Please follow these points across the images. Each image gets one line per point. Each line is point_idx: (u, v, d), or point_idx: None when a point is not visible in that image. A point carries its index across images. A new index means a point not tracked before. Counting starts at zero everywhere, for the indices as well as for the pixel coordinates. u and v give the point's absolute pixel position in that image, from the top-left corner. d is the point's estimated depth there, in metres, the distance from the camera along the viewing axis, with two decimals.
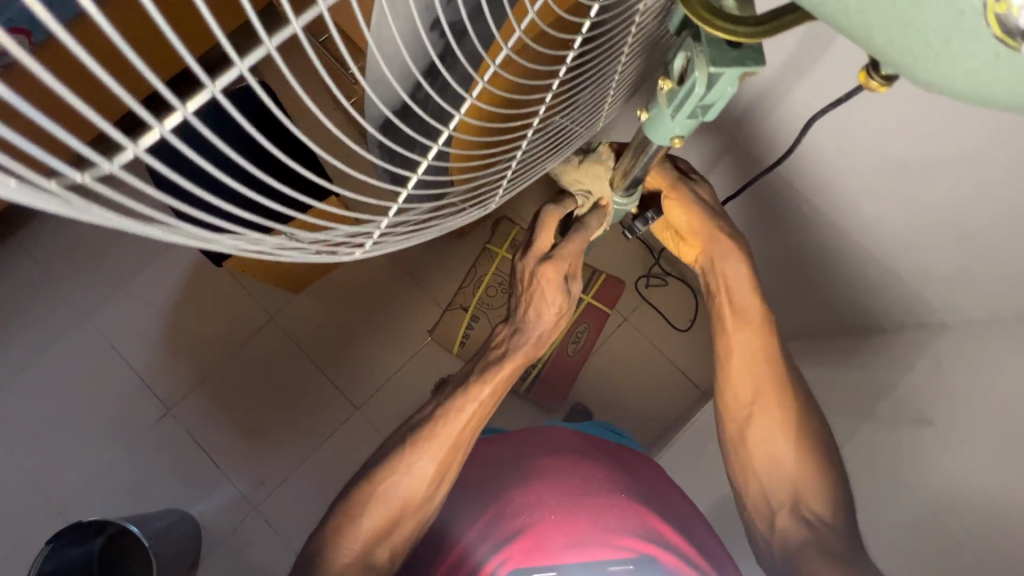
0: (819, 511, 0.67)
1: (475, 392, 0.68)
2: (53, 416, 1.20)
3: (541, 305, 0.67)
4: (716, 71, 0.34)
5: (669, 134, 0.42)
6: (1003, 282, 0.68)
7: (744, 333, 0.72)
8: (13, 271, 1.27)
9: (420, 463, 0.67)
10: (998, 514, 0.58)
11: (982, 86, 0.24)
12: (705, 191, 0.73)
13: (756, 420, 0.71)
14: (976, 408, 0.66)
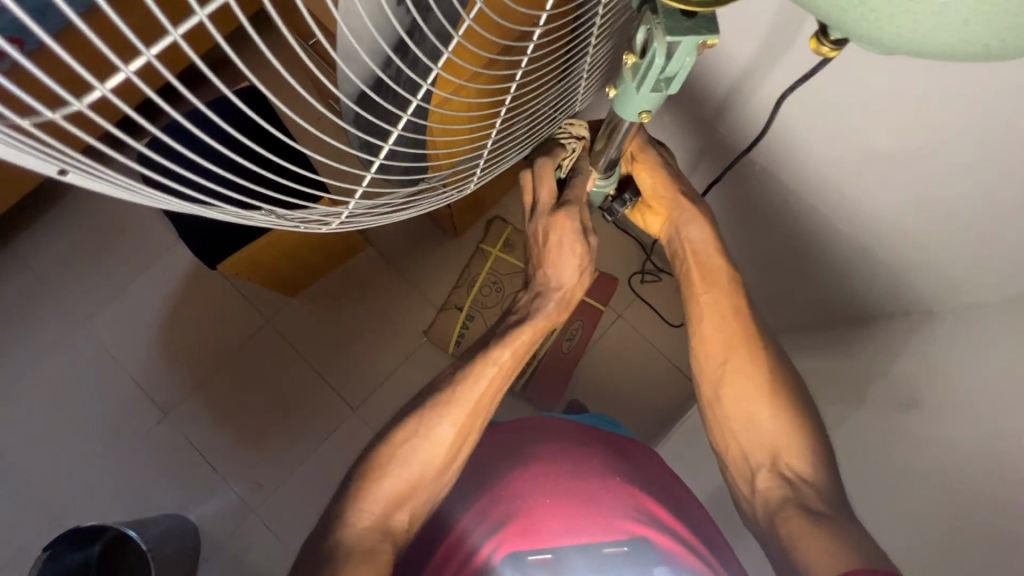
0: (802, 471, 0.67)
1: (496, 355, 0.69)
2: (49, 423, 1.20)
3: (562, 261, 0.67)
4: (674, 42, 0.35)
5: (637, 110, 0.43)
6: (983, 264, 0.70)
7: (715, 295, 0.74)
8: (8, 279, 1.27)
9: (439, 431, 0.68)
10: (982, 489, 0.59)
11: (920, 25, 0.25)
12: (669, 162, 0.75)
13: (730, 379, 0.72)
14: (961, 388, 0.68)
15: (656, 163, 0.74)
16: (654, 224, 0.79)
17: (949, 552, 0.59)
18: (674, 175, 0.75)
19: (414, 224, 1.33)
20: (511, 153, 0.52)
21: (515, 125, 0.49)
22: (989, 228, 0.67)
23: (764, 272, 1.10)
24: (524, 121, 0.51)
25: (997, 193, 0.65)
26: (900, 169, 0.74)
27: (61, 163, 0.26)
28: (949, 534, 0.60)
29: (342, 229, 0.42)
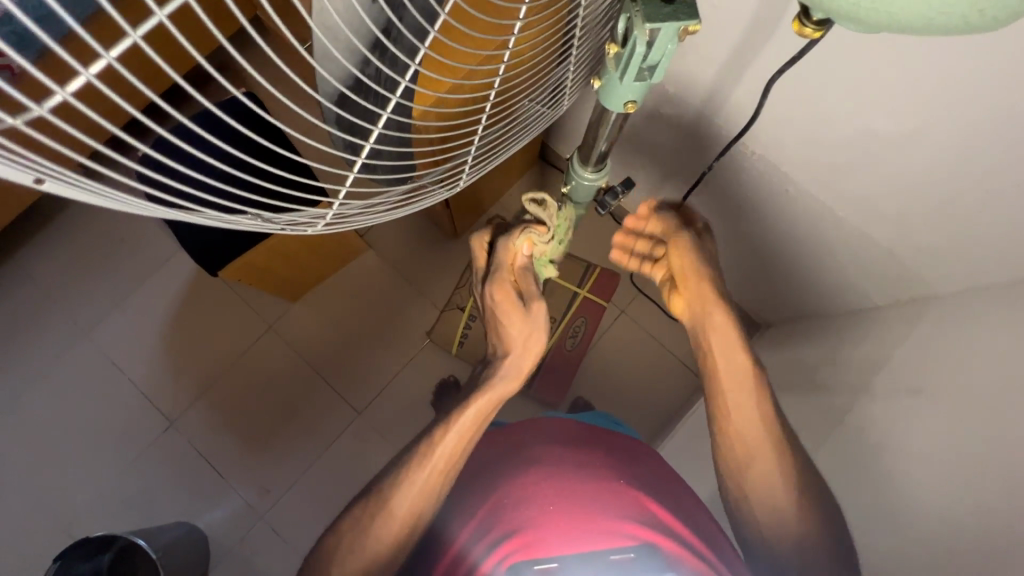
0: (795, 521, 0.68)
1: (455, 427, 0.70)
2: (57, 434, 1.21)
3: (518, 341, 0.71)
4: (653, 29, 0.35)
5: (622, 99, 0.43)
6: (990, 246, 0.70)
7: (738, 393, 0.73)
8: (12, 292, 1.28)
9: (410, 497, 0.68)
10: (990, 473, 0.58)
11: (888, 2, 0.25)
12: (705, 251, 0.78)
13: (754, 465, 0.71)
14: (967, 372, 0.67)
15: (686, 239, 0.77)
16: (679, 307, 0.80)
17: (959, 538, 0.58)
18: (705, 266, 0.76)
19: (414, 226, 1.33)
20: (501, 152, 0.52)
21: (500, 124, 0.49)
22: (992, 209, 0.67)
23: (764, 264, 1.09)
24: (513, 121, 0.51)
25: (997, 175, 0.64)
26: (894, 156, 0.73)
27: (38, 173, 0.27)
28: (956, 522, 0.59)
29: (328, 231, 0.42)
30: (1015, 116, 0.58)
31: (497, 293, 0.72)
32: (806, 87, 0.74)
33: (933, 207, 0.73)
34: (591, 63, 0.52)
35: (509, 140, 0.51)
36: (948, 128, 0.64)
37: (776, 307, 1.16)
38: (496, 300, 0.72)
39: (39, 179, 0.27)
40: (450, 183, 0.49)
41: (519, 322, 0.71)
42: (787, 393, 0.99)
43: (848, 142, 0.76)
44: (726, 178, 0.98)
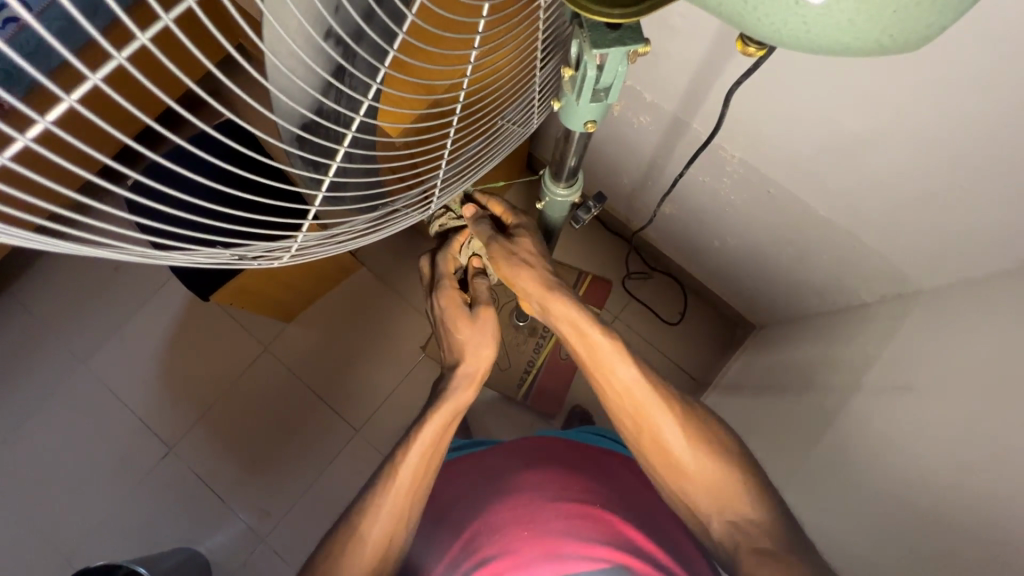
0: (729, 505, 0.63)
1: (420, 439, 0.68)
2: (56, 464, 1.21)
3: (468, 348, 0.73)
4: (602, 54, 0.36)
5: (582, 120, 0.44)
6: (970, 241, 0.71)
7: (605, 370, 0.68)
8: (8, 324, 1.28)
9: (381, 519, 0.64)
10: (980, 467, 0.58)
11: (802, 28, 0.27)
12: (526, 246, 0.73)
13: (648, 434, 0.67)
14: (955, 367, 0.68)
15: (496, 240, 0.72)
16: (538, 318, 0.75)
17: (952, 533, 0.58)
18: (535, 265, 0.72)
19: (404, 242, 1.34)
20: (473, 171, 0.53)
21: (468, 144, 0.50)
22: (970, 204, 0.68)
23: (750, 265, 1.10)
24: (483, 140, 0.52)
25: (973, 171, 0.65)
26: (872, 156, 0.74)
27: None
28: (948, 518, 0.59)
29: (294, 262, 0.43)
30: (982, 111, 0.59)
31: (443, 308, 0.75)
32: (780, 91, 0.75)
33: (912, 205, 0.74)
34: (556, 82, 0.53)
35: (480, 162, 0.53)
36: (921, 127, 0.65)
37: (767, 307, 1.16)
38: (441, 315, 0.75)
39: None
40: (423, 206, 0.50)
41: (466, 329, 0.74)
42: (780, 393, 0.99)
43: (825, 143, 0.77)
44: (709, 183, 0.99)
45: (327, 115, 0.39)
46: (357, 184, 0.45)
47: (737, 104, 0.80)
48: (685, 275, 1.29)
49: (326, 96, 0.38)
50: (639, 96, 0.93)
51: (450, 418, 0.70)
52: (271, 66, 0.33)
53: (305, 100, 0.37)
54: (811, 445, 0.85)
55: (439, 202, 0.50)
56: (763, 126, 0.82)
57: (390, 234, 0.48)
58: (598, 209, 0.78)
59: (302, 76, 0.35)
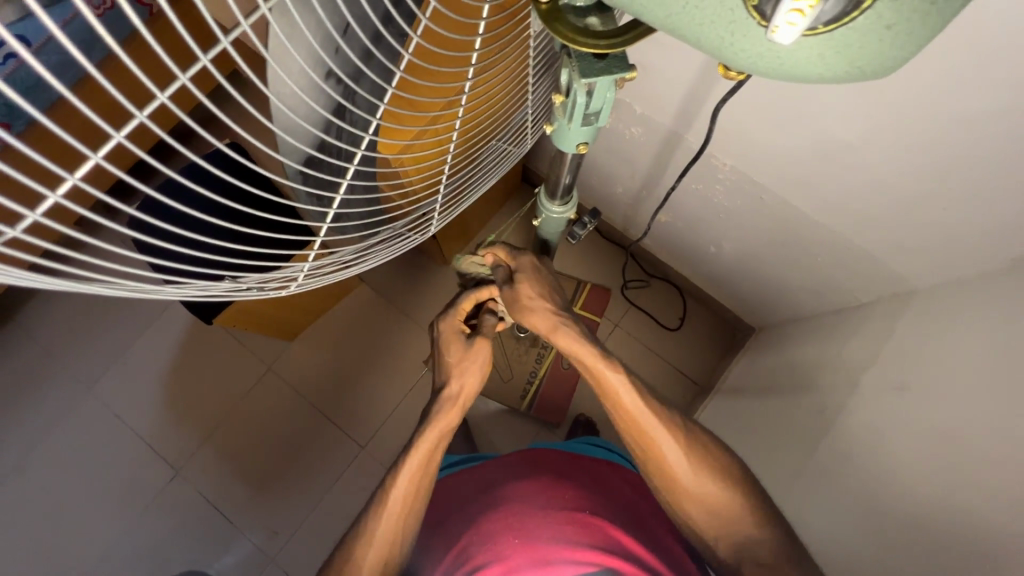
0: (730, 523, 0.65)
1: (412, 454, 0.68)
2: (62, 491, 1.21)
3: (463, 375, 0.73)
4: (590, 82, 0.37)
5: (574, 142, 0.45)
6: (962, 238, 0.72)
7: (615, 401, 0.68)
8: (12, 354, 1.29)
9: (378, 535, 0.65)
10: (979, 460, 0.59)
11: (774, 59, 0.29)
12: (530, 285, 0.71)
13: (657, 463, 0.67)
14: (951, 365, 0.69)
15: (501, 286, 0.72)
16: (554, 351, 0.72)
17: (953, 529, 0.59)
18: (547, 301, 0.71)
19: (404, 258, 1.35)
20: (468, 196, 0.54)
21: (465, 168, 0.52)
22: (959, 202, 0.69)
23: (746, 269, 1.11)
24: (478, 164, 0.53)
25: (961, 168, 0.66)
26: (862, 159, 0.75)
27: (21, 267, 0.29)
28: (949, 513, 0.60)
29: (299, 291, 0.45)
30: (960, 113, 0.61)
31: (441, 332, 0.75)
32: (766, 99, 0.77)
33: (901, 205, 0.76)
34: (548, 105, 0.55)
35: (477, 183, 0.54)
36: (908, 128, 0.67)
37: (766, 310, 1.17)
38: (437, 337, 0.76)
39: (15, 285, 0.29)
40: (422, 230, 0.51)
41: (464, 359, 0.74)
42: (781, 395, 1.00)
43: (814, 147, 0.78)
44: (702, 190, 1.00)
45: (327, 151, 0.41)
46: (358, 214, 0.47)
47: (730, 113, 0.82)
48: (684, 281, 1.30)
49: (327, 133, 0.39)
50: (631, 107, 0.95)
51: (443, 432, 0.71)
52: (275, 108, 0.35)
53: (308, 138, 0.39)
54: (814, 446, 0.85)
55: (439, 224, 0.51)
56: (751, 133, 0.83)
57: (390, 257, 0.49)
58: (592, 224, 0.80)
59: (305, 117, 0.37)
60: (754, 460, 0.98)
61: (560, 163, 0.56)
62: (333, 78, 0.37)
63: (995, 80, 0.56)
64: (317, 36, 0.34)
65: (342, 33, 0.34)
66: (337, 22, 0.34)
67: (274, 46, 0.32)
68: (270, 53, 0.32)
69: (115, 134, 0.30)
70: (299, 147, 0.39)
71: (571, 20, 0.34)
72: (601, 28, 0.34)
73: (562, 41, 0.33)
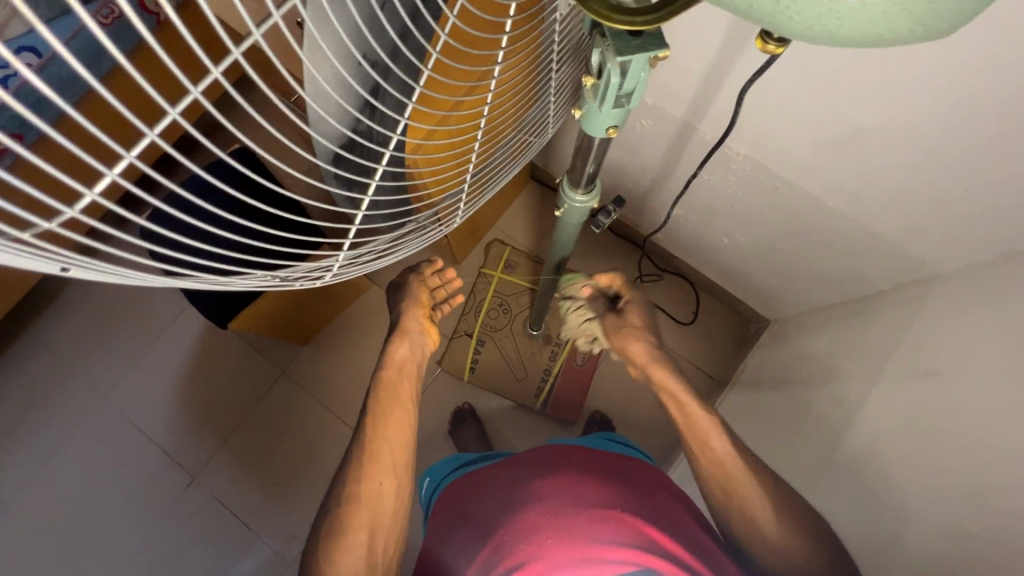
0: (768, 526, 0.69)
1: (380, 432, 0.74)
2: (79, 500, 1.22)
3: (405, 320, 0.79)
4: (624, 61, 0.36)
5: (603, 126, 0.45)
6: (982, 221, 0.72)
7: (701, 439, 0.75)
8: (25, 365, 1.30)
9: (364, 499, 0.71)
10: (1007, 442, 0.58)
11: (834, 24, 0.28)
12: (635, 317, 0.85)
13: (738, 502, 0.71)
14: (975, 348, 0.68)
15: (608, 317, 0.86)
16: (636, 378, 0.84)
17: (985, 513, 0.58)
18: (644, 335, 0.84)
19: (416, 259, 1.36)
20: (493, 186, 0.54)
21: (489, 157, 0.52)
22: (980, 183, 0.68)
23: (760, 260, 1.10)
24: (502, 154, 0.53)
25: (980, 149, 0.65)
26: (879, 145, 0.74)
27: (62, 262, 0.29)
28: (979, 496, 0.59)
29: (337, 280, 0.44)
30: (973, 94, 0.61)
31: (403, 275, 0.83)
32: (777, 87, 0.76)
33: (918, 190, 0.75)
34: (572, 87, 0.55)
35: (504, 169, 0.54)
36: (927, 109, 0.66)
37: (782, 301, 1.16)
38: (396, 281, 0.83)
39: (64, 269, 0.29)
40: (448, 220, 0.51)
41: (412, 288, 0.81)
42: (801, 386, 0.99)
43: (828, 135, 0.78)
44: (716, 181, 0.99)
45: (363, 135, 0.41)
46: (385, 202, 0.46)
47: (744, 102, 0.81)
48: (697, 274, 1.29)
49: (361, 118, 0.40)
50: (642, 100, 0.94)
51: (399, 376, 0.78)
52: (311, 88, 0.35)
53: (343, 121, 0.39)
54: (837, 436, 0.84)
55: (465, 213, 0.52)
56: (766, 122, 0.83)
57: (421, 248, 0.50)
58: (616, 212, 0.80)
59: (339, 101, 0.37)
60: (774, 453, 0.97)
61: (584, 149, 0.56)
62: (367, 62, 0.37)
63: (1009, 57, 0.56)
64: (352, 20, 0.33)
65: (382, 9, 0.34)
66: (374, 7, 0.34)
67: (309, 42, 0.32)
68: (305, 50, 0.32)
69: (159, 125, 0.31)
70: (335, 130, 0.39)
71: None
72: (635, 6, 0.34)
73: (600, 21, 0.33)
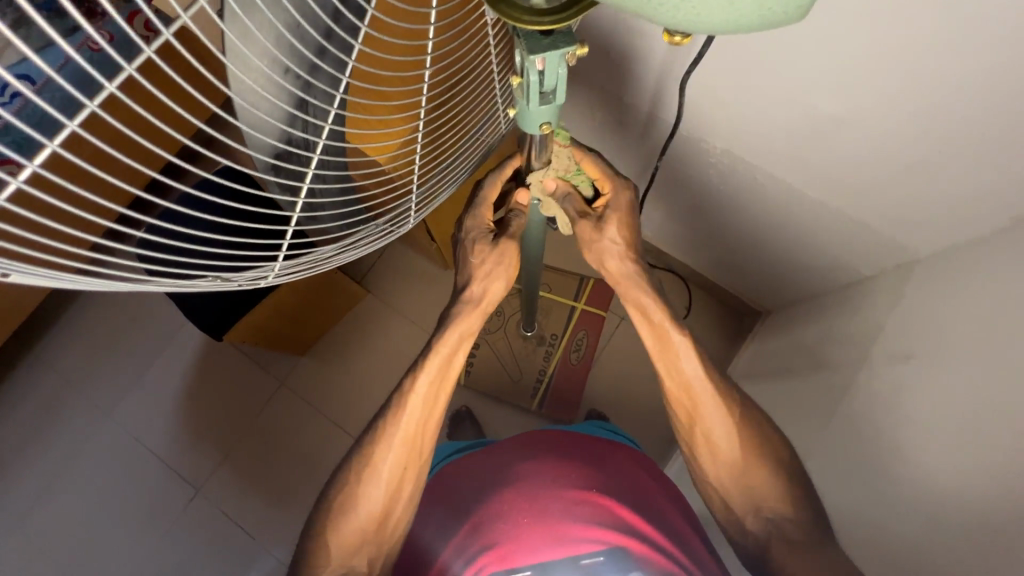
0: (747, 466, 0.67)
1: (411, 404, 0.64)
2: (87, 518, 1.24)
3: (486, 292, 0.66)
4: (538, 58, 0.38)
5: (537, 123, 0.45)
6: (956, 203, 0.72)
7: (668, 361, 0.68)
8: (31, 386, 1.32)
9: (381, 467, 0.65)
10: (986, 420, 0.59)
11: (693, 16, 0.30)
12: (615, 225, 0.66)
13: (701, 435, 0.68)
14: (953, 329, 0.69)
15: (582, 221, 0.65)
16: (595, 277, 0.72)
17: (967, 492, 0.58)
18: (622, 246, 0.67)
19: (410, 265, 1.38)
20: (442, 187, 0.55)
21: (437, 158, 0.53)
22: (950, 165, 0.69)
23: (745, 253, 1.11)
24: (454, 153, 0.54)
25: (948, 131, 0.66)
26: (849, 134, 0.75)
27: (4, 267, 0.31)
28: (958, 475, 0.60)
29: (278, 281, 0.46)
30: (936, 79, 0.62)
31: (467, 231, 0.66)
32: (745, 80, 0.77)
33: (891, 176, 0.76)
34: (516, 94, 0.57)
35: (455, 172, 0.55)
36: (892, 95, 0.67)
37: (771, 293, 1.16)
38: (462, 235, 0.66)
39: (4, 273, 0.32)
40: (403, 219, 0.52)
41: (485, 249, 0.65)
42: (790, 377, 0.99)
43: (797, 125, 0.79)
44: (697, 176, 1.01)
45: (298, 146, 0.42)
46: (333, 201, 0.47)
47: (718, 97, 0.82)
48: (688, 270, 1.30)
49: (291, 126, 0.39)
50: (618, 102, 0.96)
51: (454, 355, 0.65)
52: (238, 107, 0.36)
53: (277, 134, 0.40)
54: (824, 425, 0.84)
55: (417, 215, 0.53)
56: (738, 116, 0.84)
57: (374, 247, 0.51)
58: None
59: (270, 113, 0.38)
60: None
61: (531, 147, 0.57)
62: (294, 74, 0.38)
63: (965, 39, 0.57)
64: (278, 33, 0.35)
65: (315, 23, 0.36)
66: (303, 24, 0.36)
67: (229, 49, 0.34)
68: (229, 58, 0.34)
69: (71, 125, 0.32)
70: (268, 143, 0.39)
71: (514, 1, 0.36)
72: (545, 5, 0.36)
73: (507, 20, 0.35)
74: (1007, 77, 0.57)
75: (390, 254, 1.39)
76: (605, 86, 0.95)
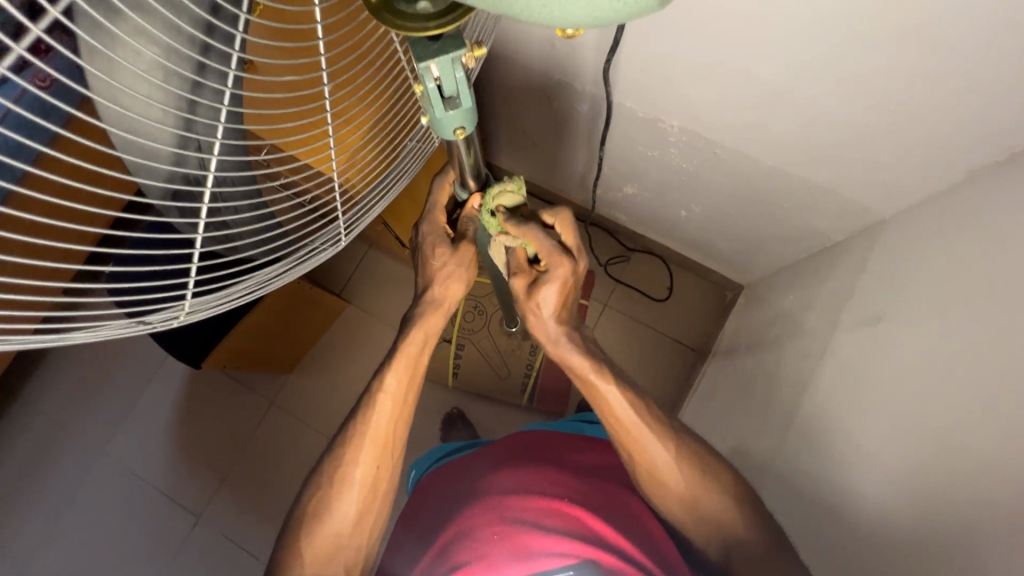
0: (674, 482, 0.66)
1: (378, 406, 0.65)
2: (89, 555, 1.23)
3: (437, 294, 0.66)
4: (427, 65, 0.37)
5: (451, 128, 0.44)
6: (918, 160, 0.72)
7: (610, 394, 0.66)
8: (19, 430, 1.31)
9: (354, 471, 0.64)
10: (952, 373, 0.58)
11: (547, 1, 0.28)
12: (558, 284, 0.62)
13: (641, 456, 0.67)
14: (918, 287, 0.69)
15: (522, 276, 0.64)
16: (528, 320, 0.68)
17: (938, 446, 0.57)
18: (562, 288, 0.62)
19: (389, 272, 1.37)
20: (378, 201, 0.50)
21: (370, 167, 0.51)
22: (909, 121, 0.68)
23: (719, 229, 1.10)
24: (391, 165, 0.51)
25: (906, 87, 0.65)
26: (803, 97, 0.74)
27: None
28: (929, 427, 0.59)
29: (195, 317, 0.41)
30: (886, 37, 0.61)
31: (422, 235, 0.66)
32: (696, 55, 0.76)
33: (851, 139, 0.75)
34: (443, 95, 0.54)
35: (390, 181, 0.51)
36: (844, 59, 0.66)
37: (747, 265, 1.16)
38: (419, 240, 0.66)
39: None
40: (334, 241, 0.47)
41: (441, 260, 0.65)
42: (769, 349, 0.99)
43: (756, 94, 0.77)
44: (663, 156, 0.99)
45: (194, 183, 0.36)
46: (252, 230, 0.42)
47: (672, 73, 0.81)
48: (667, 251, 1.29)
49: (183, 166, 0.34)
50: (571, 87, 0.95)
51: (420, 351, 0.67)
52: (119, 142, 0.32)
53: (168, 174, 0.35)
54: (803, 394, 0.84)
55: (347, 235, 0.47)
56: (696, 92, 0.82)
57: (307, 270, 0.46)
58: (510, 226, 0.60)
59: (157, 157, 0.33)
60: (749, 414, 0.97)
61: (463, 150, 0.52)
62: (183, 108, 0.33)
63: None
64: (157, 75, 0.30)
65: (204, 60, 0.31)
66: (184, 60, 0.31)
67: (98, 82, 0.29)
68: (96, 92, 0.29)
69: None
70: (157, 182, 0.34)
71: (396, 7, 0.35)
72: (429, 10, 0.35)
73: (392, 29, 0.35)
74: (952, 31, 0.56)
75: (368, 263, 1.38)
76: (556, 75, 0.94)
